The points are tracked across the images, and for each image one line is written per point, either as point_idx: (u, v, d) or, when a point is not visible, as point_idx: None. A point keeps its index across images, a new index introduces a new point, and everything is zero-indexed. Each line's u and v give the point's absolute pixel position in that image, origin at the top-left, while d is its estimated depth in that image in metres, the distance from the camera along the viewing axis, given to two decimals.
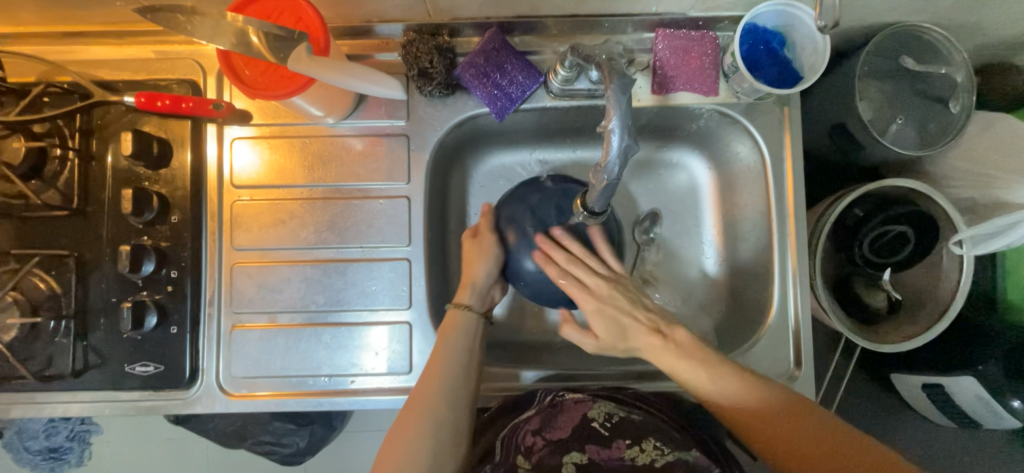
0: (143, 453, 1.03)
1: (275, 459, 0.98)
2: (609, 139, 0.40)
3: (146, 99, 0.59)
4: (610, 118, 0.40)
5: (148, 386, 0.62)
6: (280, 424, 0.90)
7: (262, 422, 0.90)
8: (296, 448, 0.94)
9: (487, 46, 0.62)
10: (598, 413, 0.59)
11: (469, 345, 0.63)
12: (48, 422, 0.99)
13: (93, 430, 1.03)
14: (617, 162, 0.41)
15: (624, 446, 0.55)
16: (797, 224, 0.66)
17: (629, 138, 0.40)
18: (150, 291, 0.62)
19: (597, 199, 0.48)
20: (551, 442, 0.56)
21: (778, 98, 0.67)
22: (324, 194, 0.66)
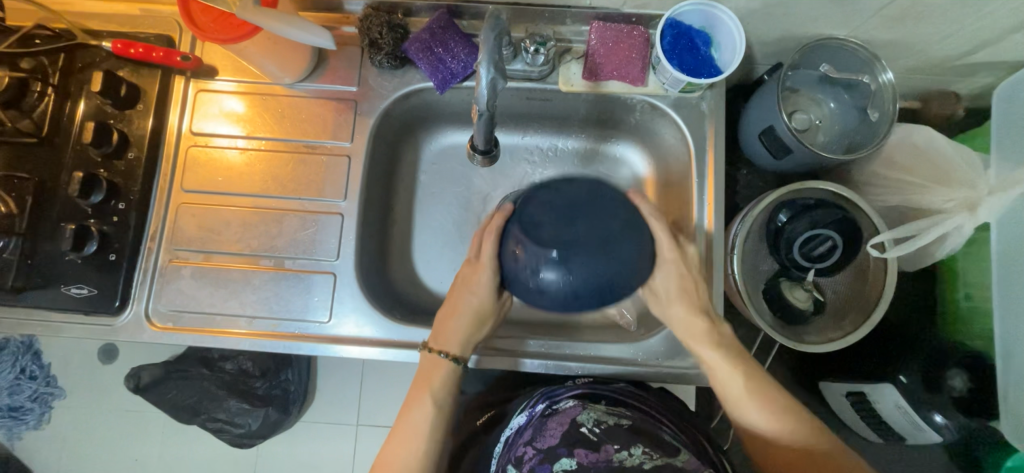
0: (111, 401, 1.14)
1: (225, 439, 1.12)
2: (479, 72, 0.48)
3: (122, 45, 0.66)
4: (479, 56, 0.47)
5: (80, 308, 0.65)
6: (234, 402, 1.08)
7: (218, 399, 1.07)
8: (248, 429, 1.10)
9: (432, 25, 0.68)
10: (587, 418, 0.58)
11: (443, 397, 0.63)
12: (13, 381, 1.11)
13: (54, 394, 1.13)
14: (485, 95, 0.50)
15: (613, 449, 0.53)
16: (717, 213, 0.68)
17: (495, 72, 0.48)
18: (97, 220, 0.66)
19: (478, 135, 0.62)
20: (540, 452, 0.56)
21: (706, 95, 0.70)
22: (272, 148, 0.70)
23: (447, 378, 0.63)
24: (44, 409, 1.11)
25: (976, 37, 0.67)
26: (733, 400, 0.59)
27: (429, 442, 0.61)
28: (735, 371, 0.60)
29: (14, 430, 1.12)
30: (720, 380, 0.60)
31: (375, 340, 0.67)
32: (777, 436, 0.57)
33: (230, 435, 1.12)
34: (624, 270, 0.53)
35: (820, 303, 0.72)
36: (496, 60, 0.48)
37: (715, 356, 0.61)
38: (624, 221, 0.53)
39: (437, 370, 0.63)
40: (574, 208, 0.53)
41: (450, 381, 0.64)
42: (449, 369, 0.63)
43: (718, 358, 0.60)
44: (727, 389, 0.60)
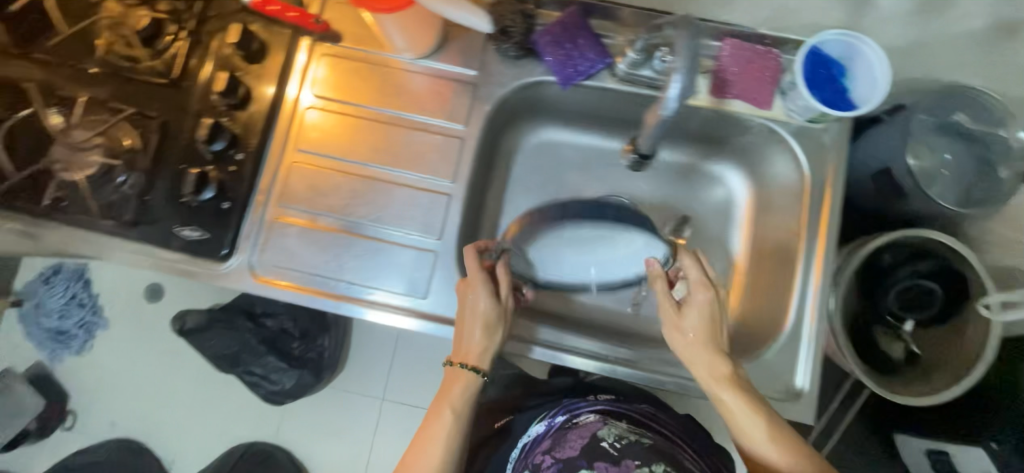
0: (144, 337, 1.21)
1: (259, 393, 1.15)
2: (671, 84, 0.47)
3: (261, 1, 0.67)
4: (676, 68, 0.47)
5: (189, 249, 0.67)
6: (273, 358, 1.12)
7: (258, 354, 1.12)
8: (282, 387, 1.13)
9: (565, 20, 0.68)
10: (609, 434, 0.59)
11: (464, 406, 0.62)
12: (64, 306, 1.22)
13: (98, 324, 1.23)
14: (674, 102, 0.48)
15: (632, 465, 0.54)
16: (826, 248, 0.67)
17: (690, 81, 0.47)
18: (215, 167, 0.67)
19: (645, 138, 0.60)
20: (559, 461, 0.57)
21: (829, 127, 0.69)
22: (387, 120, 0.71)
23: (465, 392, 0.63)
24: (88, 336, 1.21)
25: None
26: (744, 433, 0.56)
27: (447, 448, 0.60)
28: (760, 418, 0.56)
29: (54, 355, 1.23)
30: (743, 428, 0.56)
31: None
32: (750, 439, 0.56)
33: (264, 390, 1.15)
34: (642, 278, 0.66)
35: (914, 355, 0.73)
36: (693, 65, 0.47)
37: (731, 398, 0.57)
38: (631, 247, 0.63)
39: (457, 382, 0.63)
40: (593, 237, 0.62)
41: (472, 395, 0.63)
42: (471, 381, 0.63)
43: (738, 403, 0.56)
44: (738, 420, 0.56)
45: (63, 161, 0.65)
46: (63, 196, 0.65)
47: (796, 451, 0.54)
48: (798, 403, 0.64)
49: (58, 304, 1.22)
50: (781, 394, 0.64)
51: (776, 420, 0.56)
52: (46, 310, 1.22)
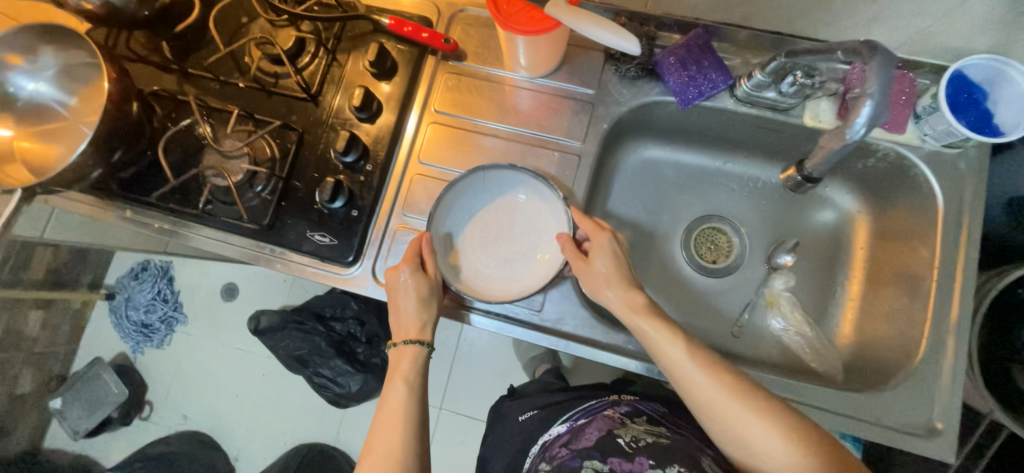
0: (227, 332, 1.34)
1: (325, 395, 1.23)
2: (863, 103, 0.53)
3: (397, 22, 0.72)
4: (871, 82, 0.51)
5: (319, 253, 0.70)
6: (341, 362, 1.18)
7: (326, 357, 1.18)
8: (348, 390, 1.20)
9: (690, 42, 0.69)
10: (626, 434, 0.60)
11: (419, 380, 0.63)
12: (151, 301, 1.34)
13: (178, 319, 1.35)
14: (862, 125, 0.54)
15: (646, 463, 0.54)
16: (962, 276, 0.65)
17: (880, 105, 0.53)
18: (347, 177, 0.71)
19: (818, 160, 0.65)
20: (575, 451, 0.60)
21: (964, 153, 0.66)
22: (506, 136, 0.74)
23: (416, 367, 0.64)
24: (171, 330, 1.33)
25: None
26: (728, 436, 0.53)
27: (411, 429, 0.59)
28: (738, 402, 0.53)
29: (139, 345, 1.35)
30: (733, 422, 0.52)
31: (581, 338, 0.67)
32: (755, 448, 0.51)
33: (329, 392, 1.23)
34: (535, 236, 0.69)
35: None
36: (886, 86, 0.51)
37: (703, 382, 0.55)
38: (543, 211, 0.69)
39: (406, 355, 0.65)
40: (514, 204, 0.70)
41: (422, 367, 0.65)
42: (416, 355, 0.64)
43: (714, 392, 0.54)
44: (717, 419, 0.54)
45: (216, 167, 0.70)
46: (211, 199, 0.70)
47: (781, 446, 0.49)
48: (934, 440, 0.61)
49: (145, 298, 1.34)
50: (917, 431, 0.62)
51: (773, 412, 0.51)
52: (134, 304, 1.34)
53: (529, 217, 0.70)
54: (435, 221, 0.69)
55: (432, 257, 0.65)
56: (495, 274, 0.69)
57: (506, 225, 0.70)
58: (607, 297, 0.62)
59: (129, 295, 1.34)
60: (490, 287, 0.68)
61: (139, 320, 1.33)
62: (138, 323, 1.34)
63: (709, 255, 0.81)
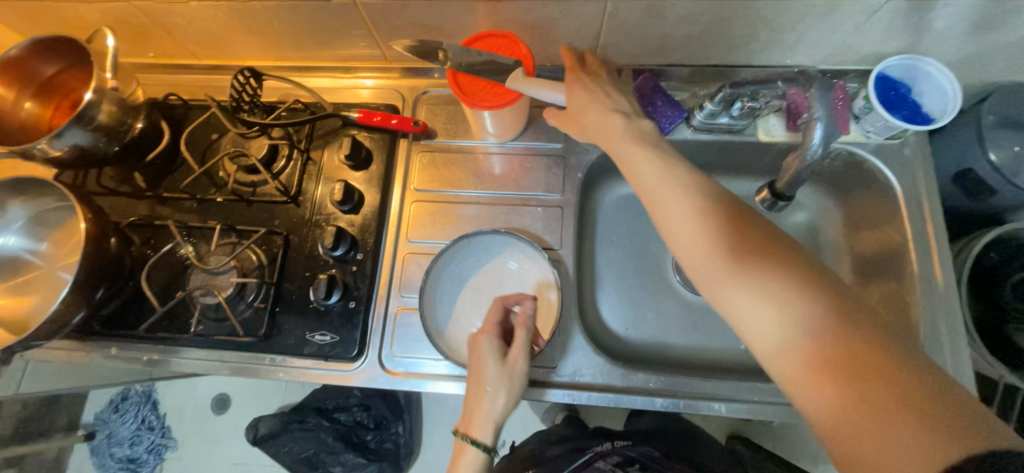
0: (222, 449, 1.24)
1: None
2: (814, 125, 0.62)
3: (365, 115, 0.75)
4: (815, 110, 0.62)
5: (321, 354, 0.68)
6: (352, 455, 1.12)
7: (336, 453, 1.12)
8: None
9: (640, 87, 0.74)
10: None
11: None
12: (136, 431, 1.24)
13: (167, 445, 1.25)
14: (819, 144, 0.62)
15: None
16: (939, 251, 0.68)
17: (828, 126, 0.61)
18: (339, 269, 0.71)
19: (788, 181, 0.69)
20: None
21: (904, 141, 0.73)
22: (488, 200, 0.75)
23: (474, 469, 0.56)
24: (160, 459, 1.22)
25: None
26: (768, 346, 0.44)
27: None
28: (723, 259, 0.47)
29: None
30: (721, 299, 0.47)
31: (597, 385, 0.66)
32: (793, 346, 0.42)
33: None
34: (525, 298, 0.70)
35: None
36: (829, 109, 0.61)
37: (687, 227, 0.49)
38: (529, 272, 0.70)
39: (461, 457, 0.56)
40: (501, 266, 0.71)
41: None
42: (474, 456, 0.56)
43: (698, 252, 0.48)
44: (750, 325, 0.45)
45: (204, 285, 0.69)
46: (201, 319, 0.68)
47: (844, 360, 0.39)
48: None
49: (129, 430, 1.25)
50: None
51: (767, 272, 0.45)
52: (118, 438, 1.25)
53: (517, 278, 0.71)
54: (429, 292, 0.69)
55: (521, 341, 0.59)
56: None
57: (496, 289, 0.70)
58: (620, 155, 0.56)
59: (111, 431, 1.25)
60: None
61: (125, 455, 1.24)
62: (124, 458, 1.24)
63: None
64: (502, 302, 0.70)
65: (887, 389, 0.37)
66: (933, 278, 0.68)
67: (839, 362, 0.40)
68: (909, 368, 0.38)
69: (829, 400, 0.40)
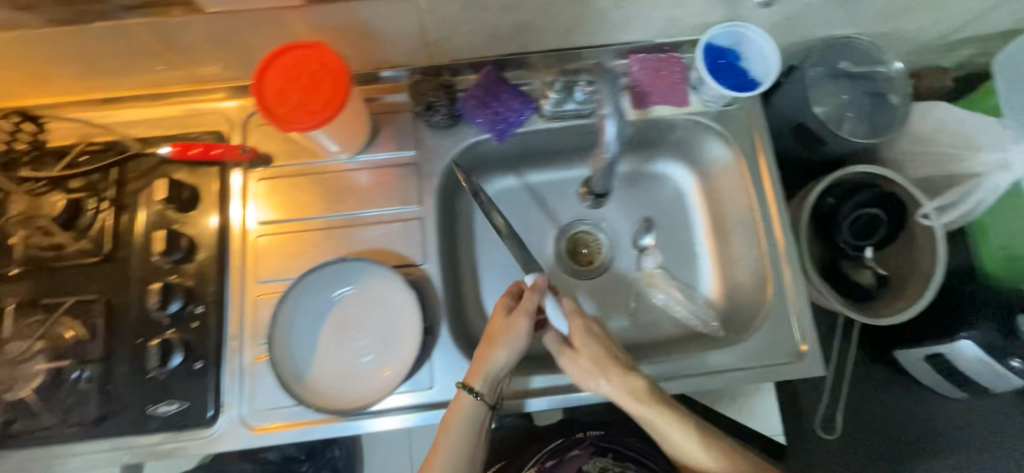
0: None
1: None
2: (604, 123, 0.57)
3: (181, 148, 0.65)
4: (604, 108, 0.56)
5: (171, 426, 0.62)
6: None
7: None
8: None
9: (484, 81, 0.70)
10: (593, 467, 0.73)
11: (472, 439, 0.61)
12: None
13: None
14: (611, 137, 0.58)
15: None
16: (777, 208, 0.73)
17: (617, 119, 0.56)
18: (176, 329, 0.64)
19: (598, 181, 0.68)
20: None
21: (742, 105, 0.75)
22: (342, 223, 0.70)
23: (469, 414, 0.61)
24: None
25: (964, 18, 0.75)
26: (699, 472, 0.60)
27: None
28: (671, 424, 0.60)
29: None
30: (661, 433, 0.61)
31: None
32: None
33: None
34: (391, 322, 0.66)
35: (884, 278, 0.78)
36: (617, 105, 0.56)
37: (636, 408, 0.60)
38: (390, 294, 0.66)
39: (458, 405, 0.61)
40: (361, 297, 0.66)
41: (473, 419, 0.61)
42: (472, 402, 0.61)
43: (647, 414, 0.60)
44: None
45: (6, 381, 0.60)
46: (16, 416, 0.60)
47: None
48: (803, 361, 0.67)
49: None
50: (788, 358, 0.68)
51: (710, 437, 0.61)
52: None
53: (381, 303, 0.66)
54: (283, 337, 0.63)
55: (529, 303, 0.63)
56: (354, 378, 0.64)
57: (360, 319, 0.66)
58: (599, 386, 0.61)
59: None
60: (352, 393, 0.63)
61: None
62: None
63: (581, 260, 0.83)
64: (364, 332, 0.66)
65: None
66: (773, 236, 0.73)
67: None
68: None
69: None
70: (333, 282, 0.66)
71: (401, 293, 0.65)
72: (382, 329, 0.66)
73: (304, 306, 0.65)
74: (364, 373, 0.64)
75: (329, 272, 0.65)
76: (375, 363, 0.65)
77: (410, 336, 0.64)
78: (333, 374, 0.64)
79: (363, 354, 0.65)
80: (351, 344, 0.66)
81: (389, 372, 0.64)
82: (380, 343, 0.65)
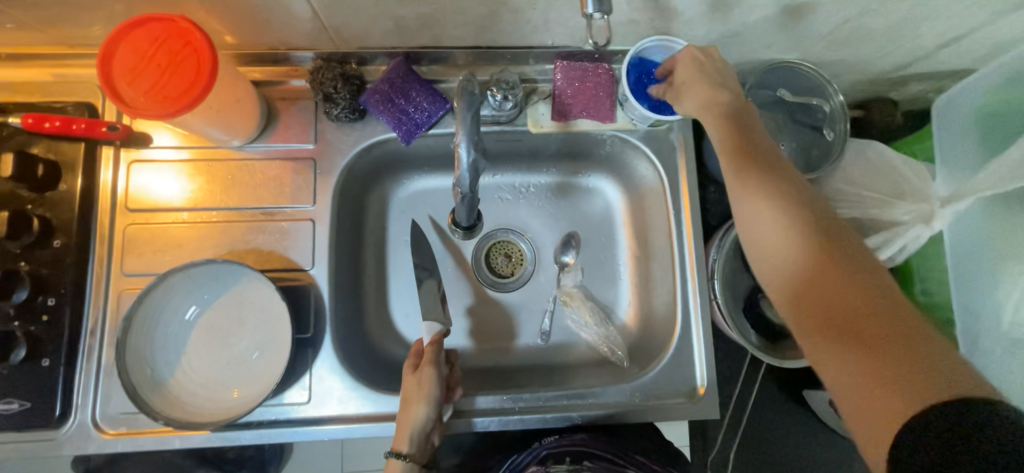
0: None
1: None
2: (458, 152, 0.49)
3: (34, 120, 0.57)
4: (459, 136, 0.49)
5: (11, 425, 0.57)
6: None
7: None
8: None
9: (391, 74, 0.64)
10: None
11: None
12: None
13: None
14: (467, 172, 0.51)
15: None
16: (696, 239, 0.70)
17: (474, 153, 0.49)
18: (22, 322, 0.58)
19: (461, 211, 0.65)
20: None
21: (673, 126, 0.71)
22: (225, 217, 0.65)
23: None
24: None
25: (909, 55, 0.72)
26: (770, 279, 0.48)
27: None
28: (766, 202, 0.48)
29: None
30: (747, 226, 0.50)
31: (356, 416, 0.62)
32: (802, 282, 0.45)
33: None
34: (268, 330, 0.61)
35: None
36: (475, 124, 0.49)
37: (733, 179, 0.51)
38: (267, 299, 0.61)
39: None
40: (236, 301, 0.62)
41: None
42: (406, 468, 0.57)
43: (744, 192, 0.50)
44: (757, 250, 0.49)
45: None
46: None
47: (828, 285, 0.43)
48: (699, 403, 0.65)
49: None
50: (685, 397, 0.66)
51: (808, 240, 0.45)
52: None
53: (258, 308, 0.62)
54: (139, 340, 0.58)
55: (433, 357, 0.61)
56: (219, 389, 0.59)
57: (234, 324, 0.61)
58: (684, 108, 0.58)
59: None
60: (214, 403, 0.58)
61: None
62: None
63: (497, 271, 0.78)
64: (237, 338, 0.61)
65: (894, 354, 0.38)
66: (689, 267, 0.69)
67: (848, 315, 0.41)
68: (932, 334, 0.39)
69: (836, 360, 0.41)
70: (205, 281, 0.61)
71: (278, 300, 0.61)
72: (256, 336, 0.61)
73: (168, 306, 0.60)
74: (231, 383, 0.60)
75: (197, 272, 0.59)
76: (244, 372, 0.60)
77: (283, 347, 0.60)
78: (196, 382, 0.59)
79: (233, 362, 0.60)
80: (220, 350, 0.61)
81: (256, 385, 0.59)
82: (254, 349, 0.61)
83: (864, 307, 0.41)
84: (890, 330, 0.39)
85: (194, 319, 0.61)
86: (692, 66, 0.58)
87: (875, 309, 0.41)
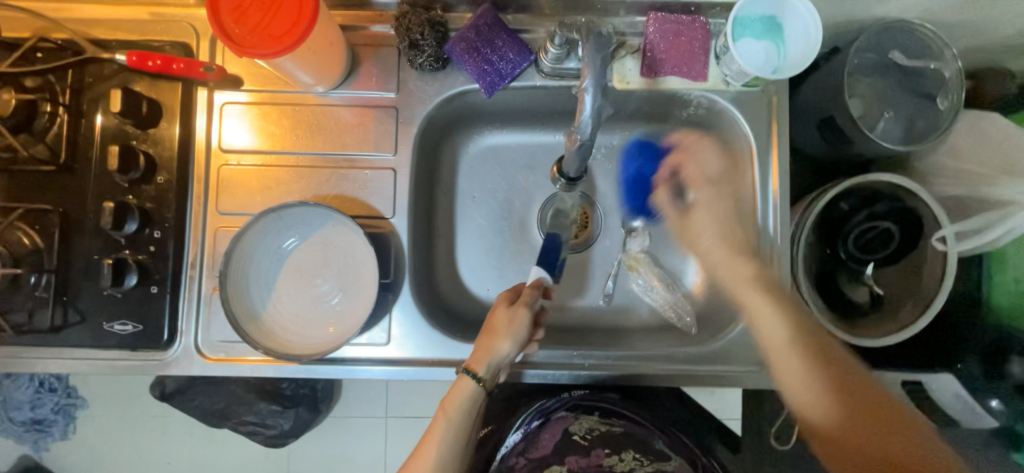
0: None
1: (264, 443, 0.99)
2: (584, 97, 0.51)
3: (138, 58, 0.60)
4: (586, 79, 0.50)
5: (126, 345, 0.62)
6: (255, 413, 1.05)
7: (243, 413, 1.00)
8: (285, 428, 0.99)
9: (478, 21, 0.62)
10: (579, 427, 0.66)
11: (468, 421, 0.59)
12: (33, 393, 0.99)
13: (78, 405, 1.02)
14: (590, 118, 0.52)
15: (603, 454, 0.63)
16: (780, 208, 0.67)
17: (599, 98, 0.51)
18: (132, 250, 0.62)
19: (570, 161, 0.61)
20: (532, 461, 0.63)
21: (767, 88, 0.67)
22: (311, 162, 0.66)
23: (465, 402, 0.58)
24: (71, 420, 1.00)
25: None
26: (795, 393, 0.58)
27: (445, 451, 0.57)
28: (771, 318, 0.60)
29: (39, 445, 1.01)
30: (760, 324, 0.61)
31: (433, 359, 0.65)
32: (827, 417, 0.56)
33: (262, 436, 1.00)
34: (352, 273, 0.64)
35: (878, 297, 0.73)
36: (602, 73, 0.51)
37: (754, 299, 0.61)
38: (352, 243, 0.64)
39: (457, 392, 0.59)
40: (322, 243, 0.64)
41: (473, 404, 0.59)
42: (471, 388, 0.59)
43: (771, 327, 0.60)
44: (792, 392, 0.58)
45: None
46: None
47: (863, 431, 0.54)
48: (771, 372, 0.65)
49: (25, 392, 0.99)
50: (757, 366, 0.66)
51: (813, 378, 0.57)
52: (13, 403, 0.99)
53: (343, 251, 0.64)
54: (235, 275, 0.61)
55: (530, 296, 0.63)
56: (309, 324, 0.63)
57: (320, 265, 0.64)
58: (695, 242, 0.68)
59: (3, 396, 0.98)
60: (305, 338, 0.62)
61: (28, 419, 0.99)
62: (27, 422, 0.99)
63: None
64: (323, 278, 0.64)
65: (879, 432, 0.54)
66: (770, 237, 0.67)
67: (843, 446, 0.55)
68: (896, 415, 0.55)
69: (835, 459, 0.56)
70: (294, 223, 0.63)
71: (363, 244, 0.63)
72: (342, 277, 0.64)
73: (261, 244, 0.63)
74: (319, 320, 0.63)
75: (288, 214, 0.62)
76: (331, 310, 0.63)
77: (369, 290, 0.62)
78: (287, 317, 0.63)
79: (320, 300, 0.64)
80: (307, 289, 0.64)
81: (343, 324, 0.62)
82: (339, 290, 0.64)
83: (874, 404, 0.55)
84: (881, 419, 0.55)
85: (282, 258, 0.64)
86: (703, 172, 0.67)
87: (868, 399, 0.56)
